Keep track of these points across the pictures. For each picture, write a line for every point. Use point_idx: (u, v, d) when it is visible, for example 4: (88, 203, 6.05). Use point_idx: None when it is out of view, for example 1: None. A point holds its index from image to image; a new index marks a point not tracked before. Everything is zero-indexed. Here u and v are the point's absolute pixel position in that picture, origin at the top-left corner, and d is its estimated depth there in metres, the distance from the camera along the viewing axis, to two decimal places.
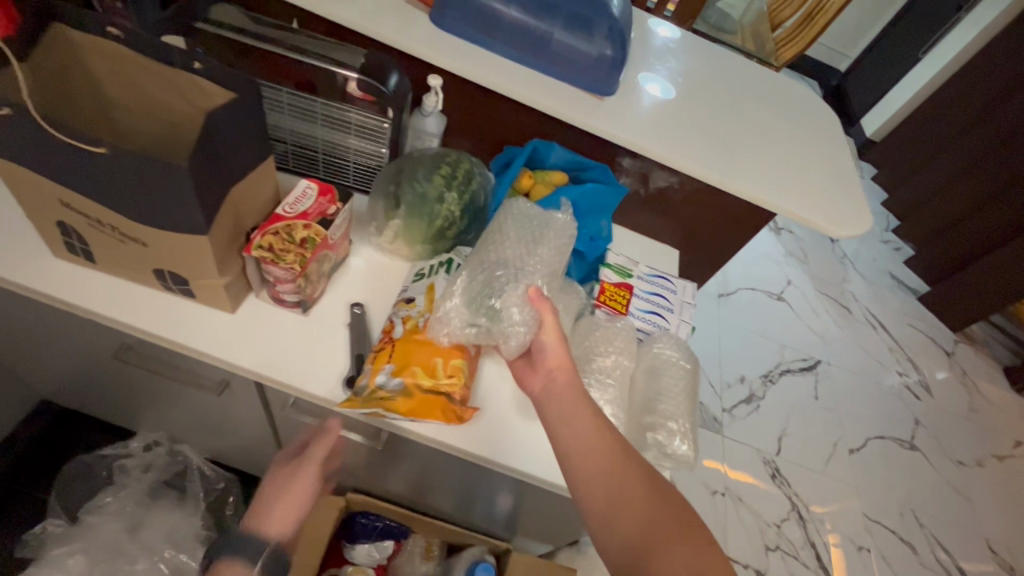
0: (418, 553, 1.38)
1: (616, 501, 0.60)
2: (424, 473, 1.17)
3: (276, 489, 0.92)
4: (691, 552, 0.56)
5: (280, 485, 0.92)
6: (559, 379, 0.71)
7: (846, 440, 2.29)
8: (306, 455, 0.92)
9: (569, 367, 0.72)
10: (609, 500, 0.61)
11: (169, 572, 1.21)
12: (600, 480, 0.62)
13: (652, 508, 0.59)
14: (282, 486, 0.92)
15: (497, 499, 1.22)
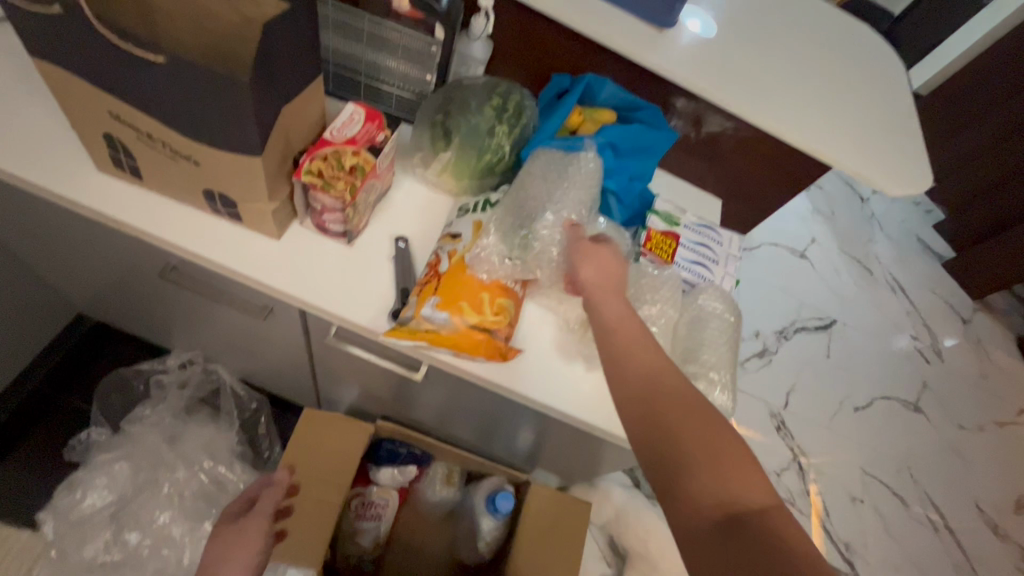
0: (439, 478, 1.43)
1: (656, 418, 0.60)
2: (453, 405, 1.20)
3: (228, 538, 0.94)
4: (728, 472, 0.55)
5: (233, 534, 0.95)
6: (609, 307, 0.71)
7: (852, 399, 2.34)
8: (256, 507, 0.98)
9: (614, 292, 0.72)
10: (648, 417, 0.60)
11: (208, 481, 1.28)
12: (643, 398, 0.61)
13: (690, 426, 0.58)
14: (231, 540, 0.94)
15: (520, 434, 1.26)
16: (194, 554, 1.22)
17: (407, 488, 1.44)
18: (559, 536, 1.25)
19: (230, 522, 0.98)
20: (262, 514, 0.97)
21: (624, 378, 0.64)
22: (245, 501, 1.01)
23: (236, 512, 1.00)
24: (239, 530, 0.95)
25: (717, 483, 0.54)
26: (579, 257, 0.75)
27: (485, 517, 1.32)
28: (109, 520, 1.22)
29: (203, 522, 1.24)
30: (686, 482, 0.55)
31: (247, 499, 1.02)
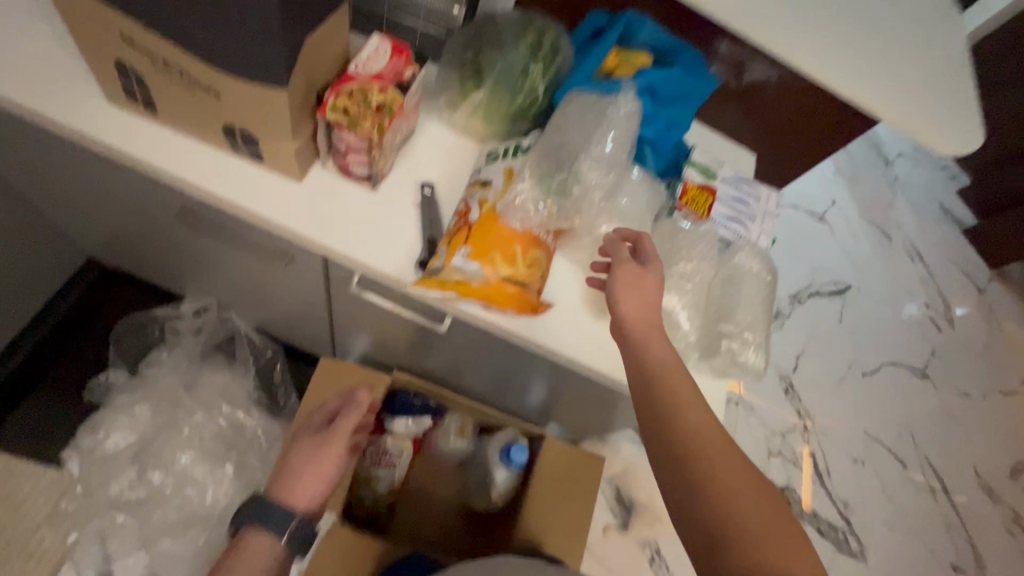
0: (452, 430, 1.41)
1: (693, 453, 0.61)
2: (471, 359, 1.19)
3: (308, 456, 1.05)
4: (762, 515, 0.57)
5: (311, 454, 1.05)
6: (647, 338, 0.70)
7: (860, 364, 2.34)
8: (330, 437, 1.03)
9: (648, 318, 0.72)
10: (686, 454, 0.61)
11: (227, 426, 1.30)
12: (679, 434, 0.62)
13: (729, 467, 0.60)
14: (307, 462, 1.04)
15: (537, 389, 1.26)
16: (216, 493, 1.25)
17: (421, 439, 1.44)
18: (570, 486, 1.28)
19: (307, 442, 1.07)
20: (335, 444, 1.04)
21: (669, 433, 0.63)
22: (325, 421, 1.06)
23: (318, 428, 1.06)
24: (311, 454, 1.05)
25: (755, 525, 0.56)
26: (622, 289, 0.73)
27: (498, 467, 1.31)
28: (132, 459, 1.24)
29: (223, 465, 1.27)
30: (730, 522, 0.56)
31: (326, 419, 1.06)
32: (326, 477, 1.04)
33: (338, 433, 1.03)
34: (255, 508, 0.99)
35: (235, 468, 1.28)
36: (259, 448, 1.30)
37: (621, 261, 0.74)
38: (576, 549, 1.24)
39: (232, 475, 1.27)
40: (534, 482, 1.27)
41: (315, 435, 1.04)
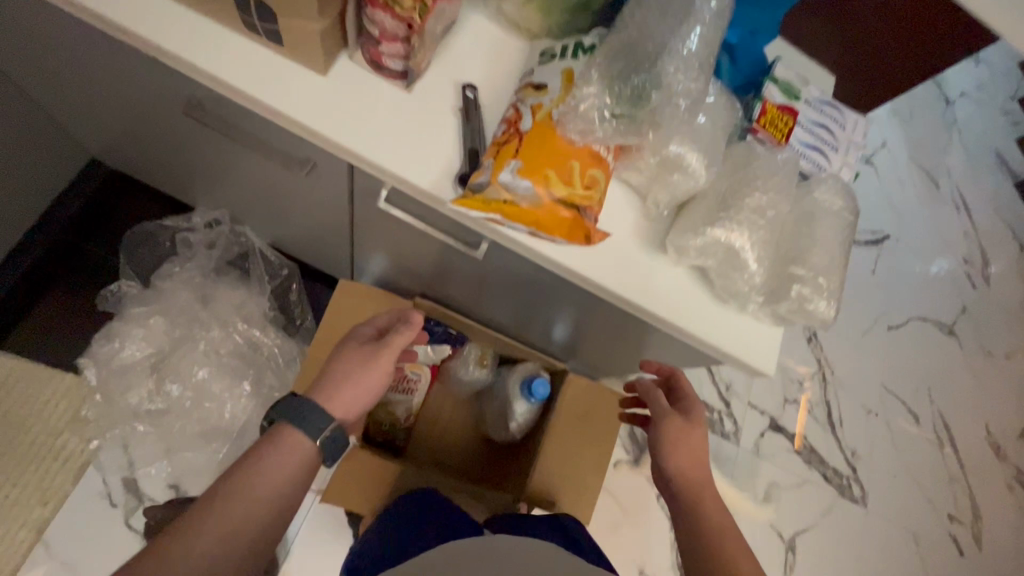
0: (473, 359, 1.41)
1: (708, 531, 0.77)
2: (498, 290, 1.12)
3: (347, 369, 0.81)
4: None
5: (355, 363, 0.81)
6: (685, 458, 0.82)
7: (888, 317, 2.27)
8: (383, 343, 0.84)
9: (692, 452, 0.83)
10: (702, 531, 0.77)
11: (243, 343, 1.27)
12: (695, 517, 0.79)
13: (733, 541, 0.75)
14: (351, 373, 0.81)
15: (563, 326, 1.20)
16: (234, 409, 1.25)
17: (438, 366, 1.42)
18: (590, 421, 1.26)
19: (347, 358, 0.82)
20: (385, 358, 0.83)
21: (689, 512, 0.79)
22: (368, 333, 0.88)
23: (358, 343, 0.85)
24: (356, 371, 0.81)
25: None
26: (670, 442, 0.83)
27: (517, 400, 1.31)
28: (149, 370, 1.22)
29: (240, 381, 1.25)
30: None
31: (377, 330, 0.89)
32: (364, 393, 0.81)
33: (396, 340, 0.85)
34: (301, 407, 0.74)
35: (253, 385, 1.26)
36: (277, 366, 1.29)
37: (663, 415, 0.86)
38: (593, 484, 1.25)
39: (251, 392, 1.26)
40: (553, 419, 1.24)
41: (363, 345, 0.84)
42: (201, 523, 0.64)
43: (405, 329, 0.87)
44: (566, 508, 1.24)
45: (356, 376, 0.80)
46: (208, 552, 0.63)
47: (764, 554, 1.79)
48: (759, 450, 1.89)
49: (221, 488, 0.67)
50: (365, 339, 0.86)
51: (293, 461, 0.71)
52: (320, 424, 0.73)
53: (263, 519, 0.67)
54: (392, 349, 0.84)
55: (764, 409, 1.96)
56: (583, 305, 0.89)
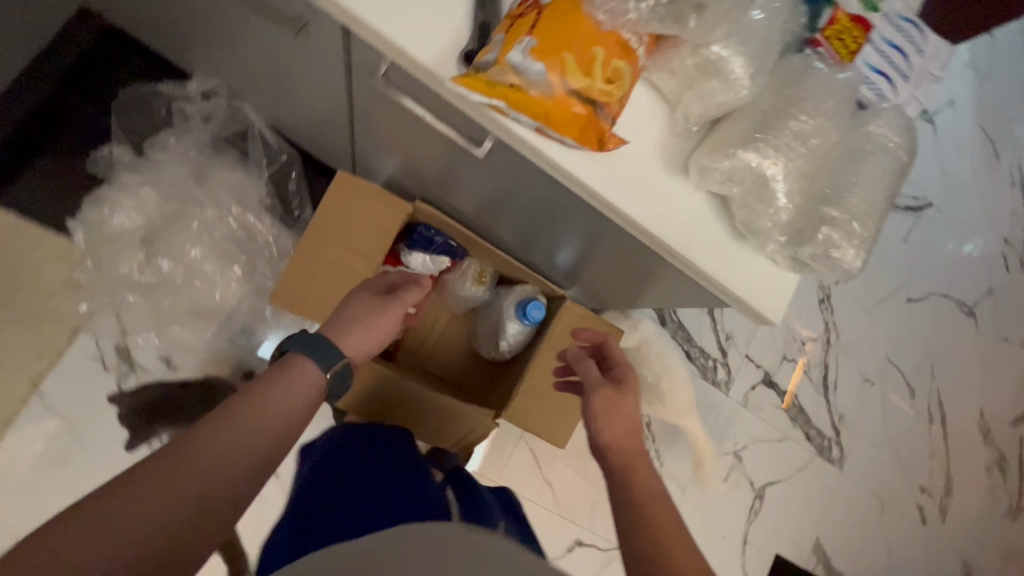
0: (471, 275, 1.37)
1: (647, 510, 0.75)
2: (502, 204, 1.05)
3: (357, 313, 0.78)
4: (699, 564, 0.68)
5: (367, 312, 0.79)
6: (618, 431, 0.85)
7: (908, 289, 2.18)
8: (392, 298, 0.82)
9: (629, 423, 0.86)
10: (642, 507, 0.75)
11: (237, 228, 1.24)
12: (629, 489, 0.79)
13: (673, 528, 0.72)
14: (360, 320, 0.77)
15: (566, 252, 1.15)
16: (226, 292, 1.24)
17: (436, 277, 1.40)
18: None
19: (357, 307, 0.79)
20: (395, 312, 0.81)
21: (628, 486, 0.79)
22: (376, 286, 0.84)
23: (369, 294, 0.82)
24: (365, 318, 0.78)
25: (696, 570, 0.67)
26: (603, 410, 0.87)
27: (511, 321, 1.30)
28: (140, 243, 1.19)
29: (233, 266, 1.23)
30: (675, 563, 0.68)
31: (386, 285, 0.86)
32: (371, 340, 0.78)
33: (405, 298, 0.83)
34: (317, 340, 0.68)
35: (246, 271, 1.25)
36: (272, 256, 1.27)
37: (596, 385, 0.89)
38: (574, 411, 1.25)
39: (244, 278, 1.25)
40: (543, 344, 1.22)
41: (375, 295, 0.82)
42: (195, 439, 0.54)
43: (412, 289, 0.85)
44: (543, 430, 1.25)
45: (366, 322, 0.77)
46: (211, 467, 0.53)
47: (732, 499, 1.84)
48: (748, 402, 1.89)
49: (219, 407, 0.58)
50: (375, 291, 0.83)
51: (299, 384, 0.64)
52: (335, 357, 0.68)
53: (272, 434, 0.58)
54: (402, 306, 0.82)
55: (760, 363, 1.93)
56: (587, 225, 0.82)
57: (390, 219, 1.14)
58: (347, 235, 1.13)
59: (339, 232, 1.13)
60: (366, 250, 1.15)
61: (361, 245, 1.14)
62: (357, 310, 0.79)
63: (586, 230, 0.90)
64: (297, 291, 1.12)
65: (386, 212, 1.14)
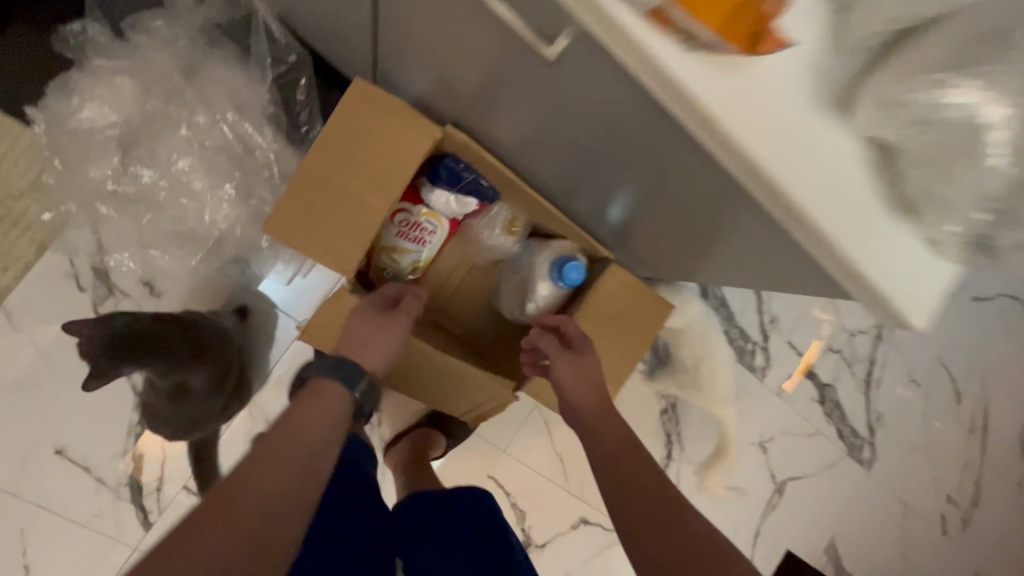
0: (499, 224, 1.19)
1: (621, 464, 0.85)
2: (556, 143, 0.85)
3: (366, 330, 0.82)
4: (679, 508, 0.78)
5: (373, 327, 0.83)
6: (581, 400, 0.92)
7: (976, 286, 1.95)
8: (396, 311, 0.87)
9: (595, 389, 0.93)
10: (614, 465, 0.85)
11: (232, 140, 1.04)
12: (604, 450, 0.87)
13: (648, 475, 0.83)
14: (370, 337, 0.82)
15: (622, 209, 0.94)
16: (216, 214, 1.06)
17: (458, 221, 1.21)
18: (623, 326, 1.06)
19: (364, 325, 0.83)
20: (402, 325, 0.86)
21: (604, 448, 0.87)
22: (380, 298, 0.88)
23: (374, 310, 0.85)
24: (375, 335, 0.83)
25: (682, 515, 0.77)
26: (568, 377, 0.93)
27: (544, 282, 1.12)
28: (117, 146, 1.00)
29: (225, 184, 1.05)
30: (664, 513, 0.77)
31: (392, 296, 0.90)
32: (384, 354, 0.83)
33: (410, 308, 0.88)
34: (339, 366, 0.77)
35: (241, 192, 1.06)
36: (272, 177, 1.08)
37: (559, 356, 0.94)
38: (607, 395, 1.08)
39: (238, 201, 1.06)
40: (580, 313, 1.03)
41: (377, 311, 0.85)
42: (240, 479, 0.62)
43: (414, 300, 0.90)
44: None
45: (377, 341, 0.82)
46: (263, 491, 0.62)
47: (749, 491, 1.72)
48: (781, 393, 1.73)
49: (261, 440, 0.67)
50: (380, 305, 0.87)
51: (325, 402, 0.74)
52: (355, 378, 0.77)
53: (310, 449, 0.68)
54: (409, 320, 0.87)
55: (804, 352, 1.75)
56: (679, 165, 0.64)
57: (415, 145, 0.94)
58: (363, 159, 0.94)
59: (354, 155, 0.93)
60: (384, 181, 0.95)
61: (378, 173, 0.95)
62: (362, 325, 0.83)
63: (666, 181, 0.69)
64: (301, 220, 0.94)
65: (411, 136, 0.94)
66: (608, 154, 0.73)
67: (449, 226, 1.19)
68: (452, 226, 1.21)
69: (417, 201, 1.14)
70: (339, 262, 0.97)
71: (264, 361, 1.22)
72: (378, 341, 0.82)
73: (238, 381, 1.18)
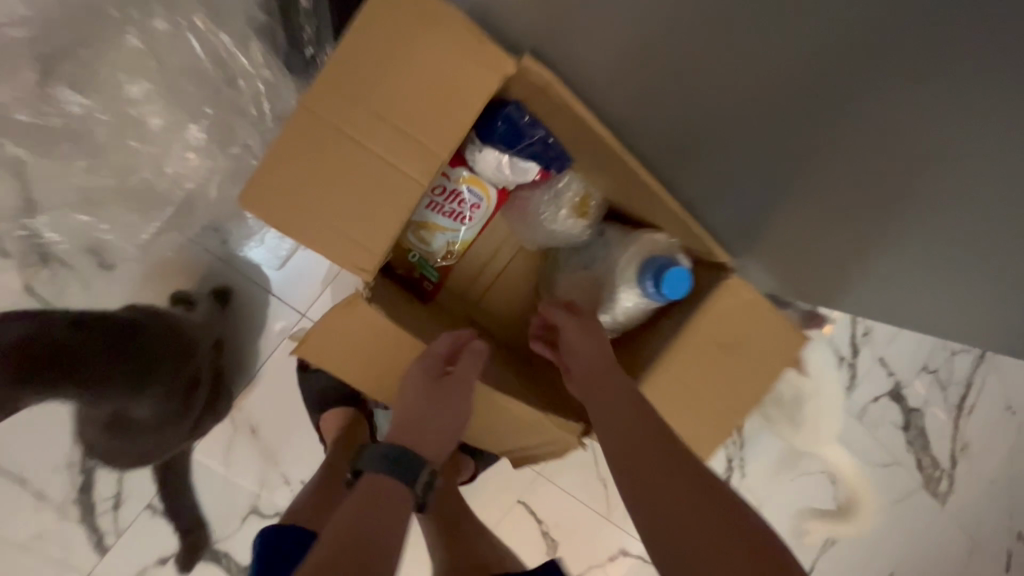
0: (568, 202, 0.89)
1: (633, 440, 0.65)
2: (717, 77, 0.57)
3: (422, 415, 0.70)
4: (712, 511, 0.58)
5: (429, 407, 0.70)
6: (587, 365, 0.75)
7: None
8: (452, 376, 0.71)
9: (606, 352, 0.75)
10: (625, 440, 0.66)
11: (204, 58, 0.72)
12: (616, 423, 0.68)
13: (669, 458, 0.63)
14: (425, 414, 0.70)
15: (791, 178, 0.63)
16: (181, 166, 0.77)
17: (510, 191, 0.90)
18: (738, 361, 0.77)
19: (417, 399, 0.70)
20: (460, 393, 0.71)
21: (611, 420, 0.69)
22: (436, 356, 0.72)
23: (427, 376, 0.71)
24: (433, 413, 0.70)
25: (711, 517, 0.57)
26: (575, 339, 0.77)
27: (628, 287, 0.82)
28: (29, 55, 0.68)
29: (190, 125, 0.75)
30: (689, 517, 0.57)
31: (450, 350, 0.73)
32: (443, 437, 0.71)
33: (467, 369, 0.72)
34: (398, 458, 0.66)
35: (215, 138, 0.76)
36: (260, 120, 0.77)
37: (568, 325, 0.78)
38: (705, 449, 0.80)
39: (212, 149, 0.77)
40: (671, 354, 0.76)
41: (429, 381, 0.70)
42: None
43: (472, 356, 0.73)
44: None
45: (433, 421, 0.70)
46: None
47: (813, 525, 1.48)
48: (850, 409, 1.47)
49: (319, 539, 0.56)
50: (434, 369, 0.71)
51: (382, 499, 0.62)
52: (410, 471, 0.66)
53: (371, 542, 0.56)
54: (470, 387, 0.72)
55: (894, 371, 1.47)
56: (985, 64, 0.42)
57: (473, 84, 0.62)
58: (392, 101, 0.61)
59: (378, 92, 0.60)
60: (422, 138, 0.62)
61: (413, 126, 0.62)
62: (416, 400, 0.70)
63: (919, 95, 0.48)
64: (291, 191, 0.60)
65: (469, 70, 0.61)
66: (837, 53, 0.49)
67: (498, 196, 0.88)
68: (502, 197, 0.89)
69: (459, 160, 0.83)
70: (349, 260, 0.63)
71: (253, 359, 0.98)
72: (438, 419, 0.71)
73: (213, 392, 0.96)
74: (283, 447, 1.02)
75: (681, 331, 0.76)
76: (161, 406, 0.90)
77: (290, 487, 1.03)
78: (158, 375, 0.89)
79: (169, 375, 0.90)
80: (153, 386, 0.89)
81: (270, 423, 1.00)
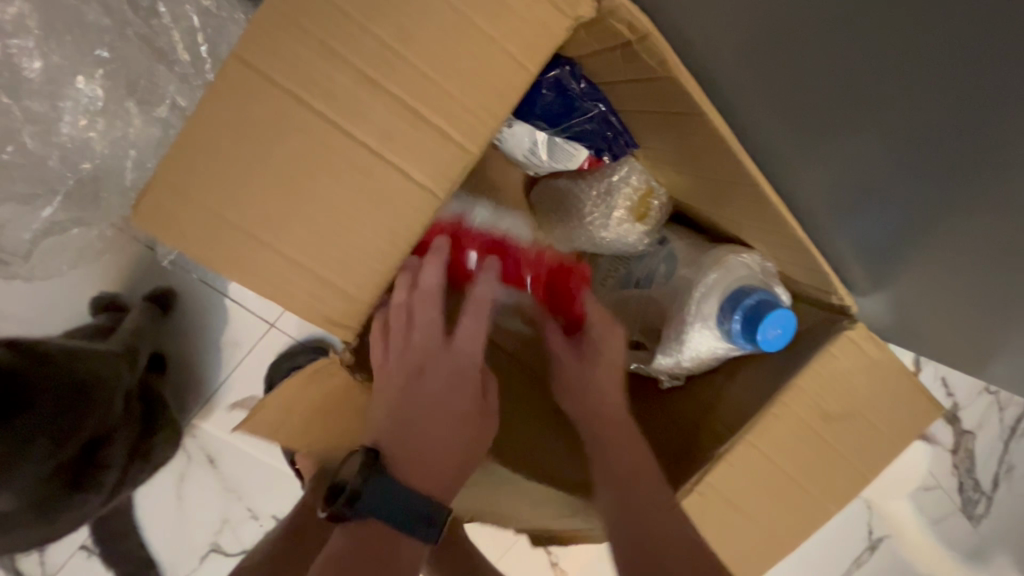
0: (626, 206, 0.64)
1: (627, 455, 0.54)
2: (897, 64, 0.36)
3: (439, 449, 0.46)
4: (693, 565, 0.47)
5: (452, 438, 0.47)
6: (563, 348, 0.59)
7: None
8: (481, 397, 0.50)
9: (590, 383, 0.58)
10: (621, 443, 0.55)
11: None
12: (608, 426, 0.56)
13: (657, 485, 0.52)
14: (408, 427, 0.46)
15: (973, 205, 0.42)
16: (75, 137, 0.57)
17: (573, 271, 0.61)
18: (847, 436, 0.57)
19: (436, 425, 0.47)
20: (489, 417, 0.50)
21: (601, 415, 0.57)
22: (458, 355, 0.49)
23: (445, 386, 0.48)
24: (455, 442, 0.47)
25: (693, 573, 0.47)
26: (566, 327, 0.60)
27: (702, 327, 0.60)
28: None
29: (77, 75, 0.54)
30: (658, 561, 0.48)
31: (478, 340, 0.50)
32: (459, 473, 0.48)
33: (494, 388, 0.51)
34: (399, 493, 0.43)
35: (127, 90, 0.56)
36: (191, 68, 0.57)
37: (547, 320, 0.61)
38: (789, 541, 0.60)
39: (123, 106, 0.57)
40: (755, 433, 0.55)
41: (456, 402, 0.48)
42: None
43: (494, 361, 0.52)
44: (727, 561, 0.60)
45: (459, 455, 0.47)
46: None
47: None
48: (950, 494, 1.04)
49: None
50: (463, 381, 0.48)
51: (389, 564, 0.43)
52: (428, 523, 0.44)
53: None
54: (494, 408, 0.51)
55: None
56: None
57: (524, 37, 0.39)
58: (391, 59, 0.37)
59: (368, 41, 0.37)
60: (440, 123, 0.39)
61: (426, 101, 0.38)
62: (432, 421, 0.46)
63: None
64: (221, 200, 0.37)
65: (519, 13, 0.38)
66: None
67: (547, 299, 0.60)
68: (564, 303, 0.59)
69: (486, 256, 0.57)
70: (315, 310, 0.41)
71: (208, 379, 0.78)
72: (454, 451, 0.47)
73: (139, 443, 0.67)
74: (248, 478, 0.83)
75: (770, 402, 0.56)
76: (36, 496, 0.56)
77: (259, 521, 0.85)
78: (29, 454, 0.53)
79: (49, 457, 0.55)
80: (19, 481, 0.53)
81: (229, 451, 0.82)
